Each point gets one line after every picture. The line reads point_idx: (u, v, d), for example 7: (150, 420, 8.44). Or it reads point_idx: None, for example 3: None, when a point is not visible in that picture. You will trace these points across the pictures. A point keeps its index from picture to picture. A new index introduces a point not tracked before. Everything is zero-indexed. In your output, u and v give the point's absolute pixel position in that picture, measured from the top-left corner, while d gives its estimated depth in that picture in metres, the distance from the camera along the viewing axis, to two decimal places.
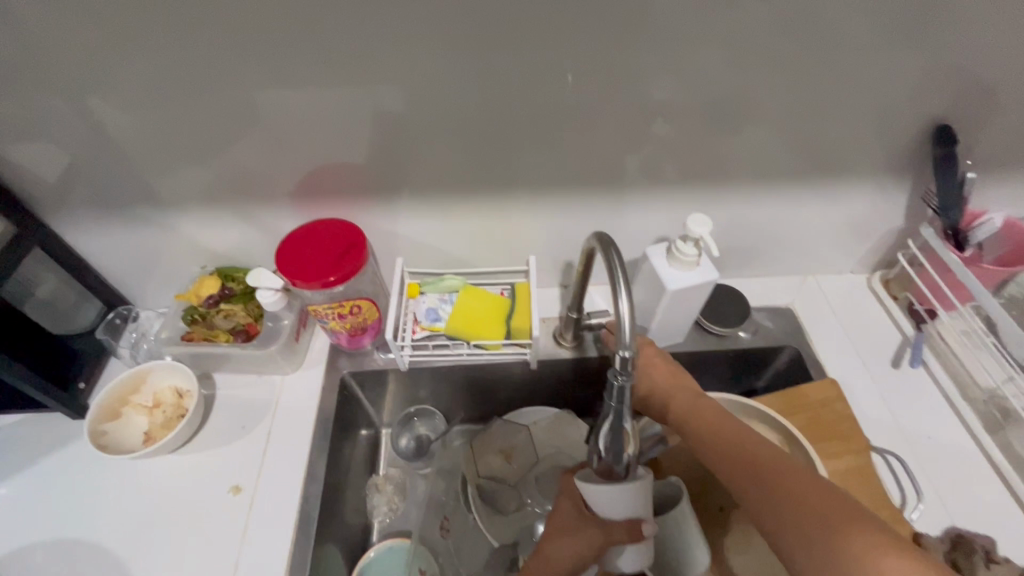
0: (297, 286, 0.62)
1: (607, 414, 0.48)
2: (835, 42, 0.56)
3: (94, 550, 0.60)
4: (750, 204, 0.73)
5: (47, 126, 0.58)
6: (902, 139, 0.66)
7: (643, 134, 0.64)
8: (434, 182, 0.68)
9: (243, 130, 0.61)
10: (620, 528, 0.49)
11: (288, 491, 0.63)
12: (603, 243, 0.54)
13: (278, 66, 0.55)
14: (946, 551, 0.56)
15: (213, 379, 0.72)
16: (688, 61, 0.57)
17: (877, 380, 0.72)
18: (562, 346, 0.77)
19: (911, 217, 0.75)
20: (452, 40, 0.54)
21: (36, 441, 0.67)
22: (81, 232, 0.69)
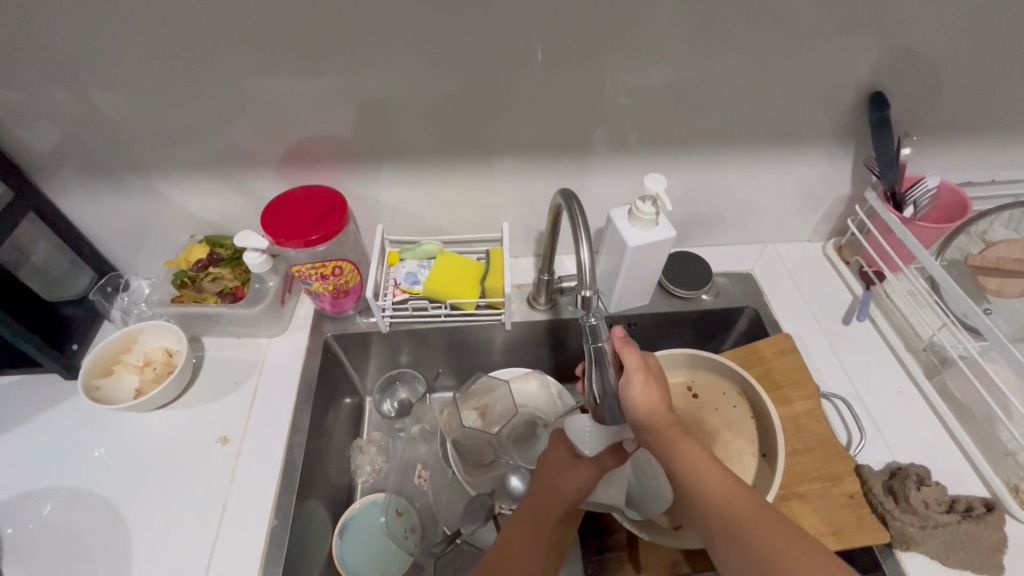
0: (281, 245, 0.66)
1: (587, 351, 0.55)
2: (779, 15, 0.61)
3: (88, 497, 0.63)
4: (708, 173, 0.79)
5: (41, 97, 0.61)
6: (846, 109, 0.71)
7: (607, 104, 0.69)
8: (411, 152, 0.72)
9: (228, 101, 0.64)
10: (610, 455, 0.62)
11: (275, 440, 0.67)
12: (565, 197, 0.59)
13: (260, 37, 0.59)
14: (885, 480, 0.61)
15: (202, 342, 0.76)
16: (644, 33, 0.61)
17: (828, 335, 0.78)
18: (535, 310, 0.82)
19: (857, 184, 0.80)
20: (425, 14, 0.58)
21: (31, 399, 0.70)
22: (74, 201, 0.73)
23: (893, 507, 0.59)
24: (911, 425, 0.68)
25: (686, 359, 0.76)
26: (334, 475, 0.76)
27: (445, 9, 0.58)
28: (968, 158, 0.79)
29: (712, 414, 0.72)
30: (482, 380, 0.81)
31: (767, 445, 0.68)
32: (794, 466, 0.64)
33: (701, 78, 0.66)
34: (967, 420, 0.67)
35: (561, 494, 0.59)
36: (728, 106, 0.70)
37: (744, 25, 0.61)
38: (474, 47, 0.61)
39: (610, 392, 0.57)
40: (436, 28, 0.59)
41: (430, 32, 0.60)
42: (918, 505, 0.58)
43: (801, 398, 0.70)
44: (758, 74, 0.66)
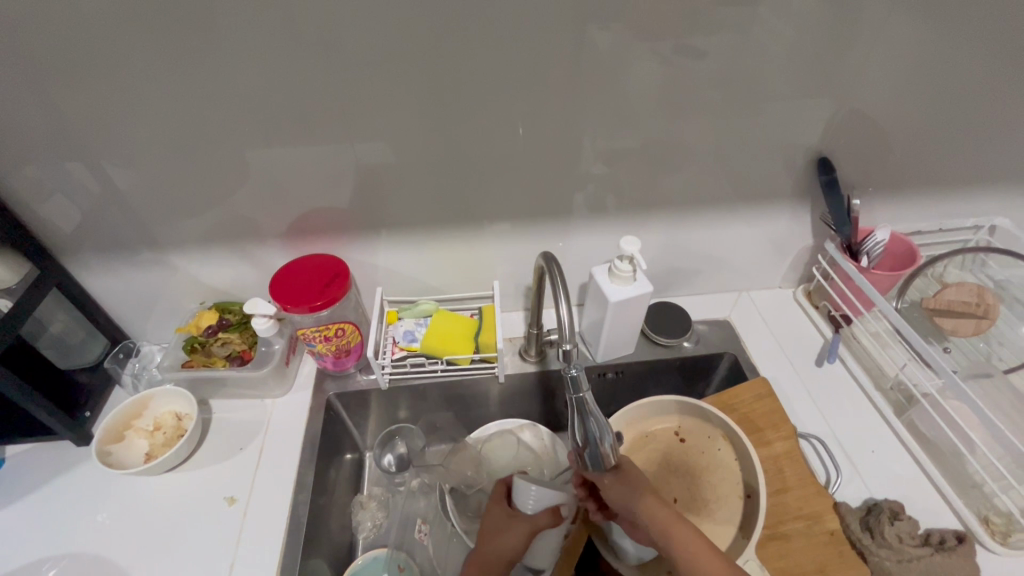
0: (288, 311, 0.71)
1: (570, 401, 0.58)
2: (729, 97, 0.70)
3: (97, 561, 0.65)
4: (681, 230, 0.86)
5: (75, 183, 0.68)
6: (798, 171, 0.79)
7: (583, 174, 0.76)
8: (408, 220, 0.79)
9: (242, 181, 0.71)
10: (544, 514, 0.64)
11: (279, 498, 0.70)
12: (547, 261, 0.64)
13: (273, 128, 0.67)
14: (862, 516, 0.65)
15: (210, 406, 0.79)
16: (612, 114, 0.70)
17: (803, 376, 0.83)
18: (527, 362, 0.87)
19: (818, 235, 0.87)
20: (420, 103, 0.66)
21: (45, 466, 0.73)
22: (93, 274, 0.78)
23: (869, 542, 0.62)
24: (884, 461, 0.72)
25: (672, 406, 0.81)
26: (335, 531, 0.78)
27: (435, 97, 0.66)
28: (915, 209, 0.86)
29: (698, 459, 0.77)
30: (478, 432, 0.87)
31: (750, 486, 0.72)
32: (776, 506, 0.68)
33: (665, 148, 0.74)
34: (934, 454, 0.71)
35: (500, 550, 0.63)
36: (692, 170, 0.77)
37: (699, 102, 0.70)
38: (461, 127, 0.69)
39: (594, 439, 0.59)
40: (428, 112, 0.67)
41: (422, 116, 0.68)
42: (893, 539, 0.61)
43: (780, 439, 0.74)
44: (716, 142, 0.74)
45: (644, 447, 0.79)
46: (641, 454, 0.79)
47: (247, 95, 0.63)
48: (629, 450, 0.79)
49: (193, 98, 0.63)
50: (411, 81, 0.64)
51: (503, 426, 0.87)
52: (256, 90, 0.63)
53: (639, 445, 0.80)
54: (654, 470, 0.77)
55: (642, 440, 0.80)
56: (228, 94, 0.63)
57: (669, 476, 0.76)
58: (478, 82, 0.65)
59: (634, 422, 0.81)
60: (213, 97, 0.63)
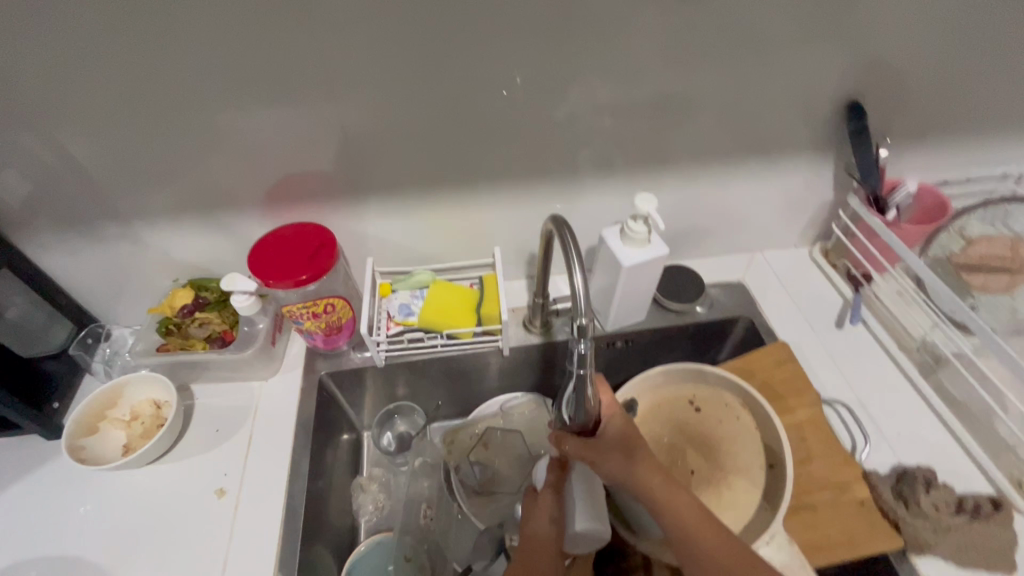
0: (271, 287, 0.64)
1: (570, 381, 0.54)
2: (753, 38, 0.62)
3: (78, 563, 0.60)
4: (695, 186, 0.79)
5: (14, 150, 0.59)
6: (824, 119, 0.73)
7: (592, 127, 0.69)
8: (398, 183, 0.72)
9: (209, 143, 0.63)
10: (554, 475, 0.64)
11: (274, 489, 0.65)
12: (556, 223, 0.58)
13: (241, 81, 0.58)
14: (894, 485, 0.62)
15: (192, 391, 0.73)
16: (624, 59, 0.62)
17: (824, 339, 0.78)
18: (531, 333, 0.81)
19: (840, 190, 0.82)
20: (409, 49, 0.58)
21: (14, 462, 0.67)
22: (49, 252, 0.70)
23: (904, 513, 0.59)
24: (911, 424, 0.69)
25: (686, 374, 0.77)
26: (335, 518, 0.74)
27: (426, 41, 0.58)
28: (942, 159, 0.81)
29: (715, 428, 0.73)
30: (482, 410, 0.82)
31: (773, 456, 0.68)
32: (802, 476, 0.65)
33: (682, 96, 0.67)
34: (965, 417, 0.68)
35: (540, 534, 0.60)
36: (710, 120, 0.70)
37: (723, 41, 0.62)
38: (456, 75, 0.61)
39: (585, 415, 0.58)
40: (418, 58, 0.59)
41: (412, 62, 0.59)
42: (929, 509, 0.59)
43: (803, 407, 0.70)
44: (736, 87, 0.67)
45: (660, 419, 0.75)
46: (654, 424, 0.75)
47: (207, 43, 0.55)
48: (640, 420, 0.76)
49: (144, 46, 0.54)
50: (398, 23, 0.56)
51: (510, 399, 0.82)
52: (217, 35, 0.54)
53: (652, 415, 0.76)
54: (668, 440, 0.73)
55: (656, 411, 0.76)
56: (184, 39, 0.54)
57: (684, 449, 0.73)
58: (475, 23, 0.57)
59: (646, 391, 0.77)
60: (166, 43, 0.54)
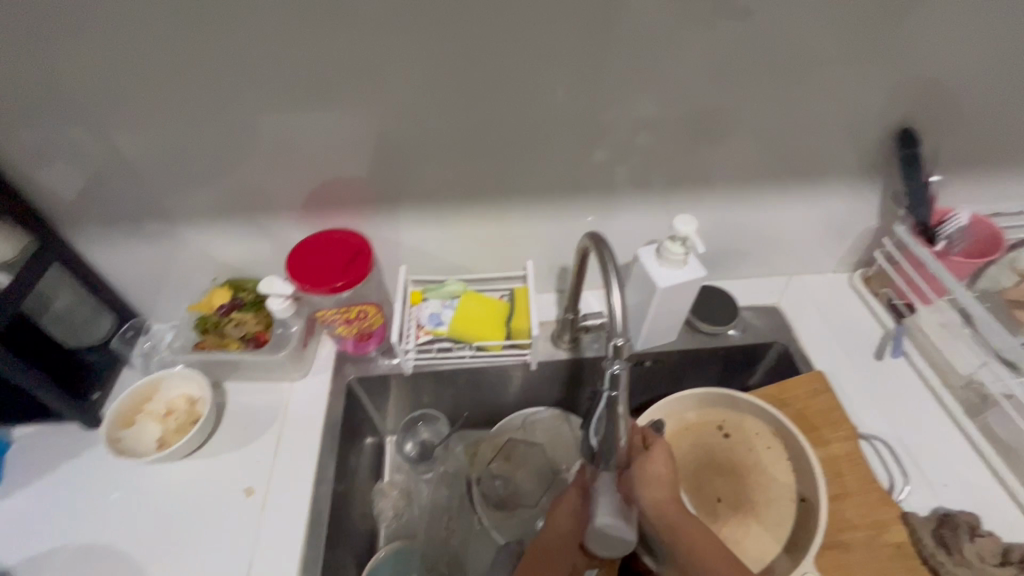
0: (307, 292, 0.66)
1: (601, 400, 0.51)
2: (801, 60, 0.61)
3: (110, 553, 0.61)
4: (733, 207, 0.78)
5: (72, 146, 0.62)
6: (872, 143, 0.71)
7: (631, 145, 0.68)
8: (434, 194, 0.72)
9: (254, 148, 0.65)
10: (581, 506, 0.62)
11: (300, 492, 0.65)
12: (594, 240, 0.57)
13: (290, 90, 0.59)
14: (935, 528, 0.59)
15: (224, 388, 0.75)
16: (668, 78, 0.62)
17: (862, 370, 0.76)
18: (559, 348, 0.80)
19: (885, 217, 0.79)
20: (453, 61, 0.59)
21: (52, 449, 0.69)
22: (96, 246, 0.72)
23: (945, 559, 0.57)
24: (952, 466, 0.66)
25: (716, 399, 0.75)
26: (355, 523, 0.74)
27: (471, 55, 0.58)
28: (996, 189, 0.78)
29: (745, 456, 0.71)
30: (507, 421, 0.81)
31: (805, 489, 0.67)
32: (835, 512, 0.63)
33: (725, 114, 0.66)
34: (1013, 462, 0.66)
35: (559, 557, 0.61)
36: (752, 141, 0.69)
37: (770, 60, 0.61)
38: (498, 89, 0.62)
39: (611, 442, 0.52)
40: (462, 71, 0.60)
41: (455, 76, 0.60)
42: (973, 558, 0.57)
43: (839, 439, 0.68)
44: (781, 107, 0.66)
45: (689, 445, 0.74)
46: (680, 448, 0.74)
47: (260, 52, 0.56)
48: (666, 444, 0.74)
49: (200, 52, 0.56)
50: (444, 36, 0.57)
51: (538, 413, 0.82)
52: (270, 44, 0.56)
53: (682, 437, 0.74)
54: (694, 467, 0.72)
55: (684, 435, 0.74)
56: (237, 46, 0.55)
57: (712, 476, 0.71)
58: (521, 39, 0.58)
59: (672, 414, 0.75)
60: (219, 49, 0.56)
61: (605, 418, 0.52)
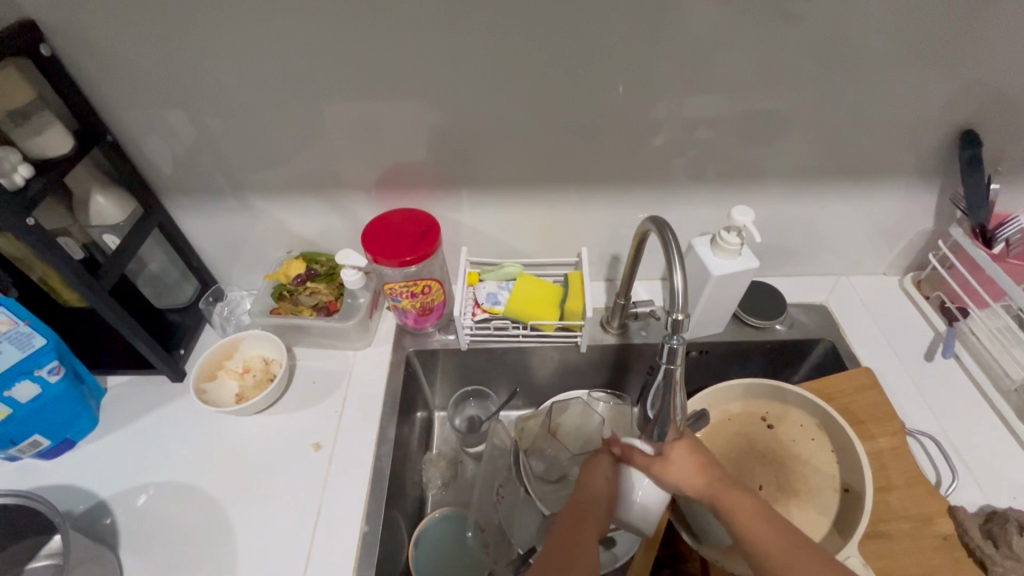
0: (379, 263, 0.70)
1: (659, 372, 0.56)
2: (867, 61, 0.63)
3: (192, 492, 0.67)
4: (787, 204, 0.79)
5: (178, 124, 0.68)
6: (933, 145, 0.71)
7: (691, 138, 0.71)
8: (498, 180, 0.76)
9: (337, 129, 0.70)
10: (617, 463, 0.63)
11: (364, 449, 0.70)
12: (657, 224, 0.60)
13: (377, 77, 0.64)
14: (982, 523, 0.60)
15: (294, 352, 0.80)
16: (733, 75, 0.64)
17: (911, 370, 0.77)
18: (607, 333, 0.83)
19: (941, 219, 0.80)
20: (530, 54, 0.63)
21: (141, 398, 0.75)
22: (189, 216, 0.79)
23: (992, 552, 0.58)
24: (1002, 466, 0.67)
25: (761, 390, 0.77)
26: (409, 486, 0.79)
27: (546, 48, 0.62)
28: None
29: (789, 447, 0.73)
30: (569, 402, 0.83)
31: (849, 480, 0.68)
32: (880, 503, 0.64)
33: (785, 111, 0.68)
34: None
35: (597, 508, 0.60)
36: (811, 139, 0.71)
37: (834, 60, 0.63)
38: (568, 81, 0.65)
39: (667, 412, 0.57)
40: (536, 64, 0.64)
41: (529, 69, 0.64)
42: (1022, 552, 0.57)
43: (886, 434, 0.69)
44: (842, 107, 0.67)
45: (732, 434, 0.76)
46: (724, 435, 0.76)
47: (353, 41, 0.61)
48: (708, 431, 0.76)
49: (300, 40, 0.61)
50: (523, 30, 0.61)
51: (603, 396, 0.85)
52: (362, 33, 0.61)
53: (725, 424, 0.77)
54: (737, 454, 0.74)
55: (728, 423, 0.77)
56: (333, 35, 0.61)
57: (754, 464, 0.73)
58: (594, 33, 0.61)
59: (716, 403, 0.78)
60: (318, 38, 0.61)
61: (662, 388, 0.56)
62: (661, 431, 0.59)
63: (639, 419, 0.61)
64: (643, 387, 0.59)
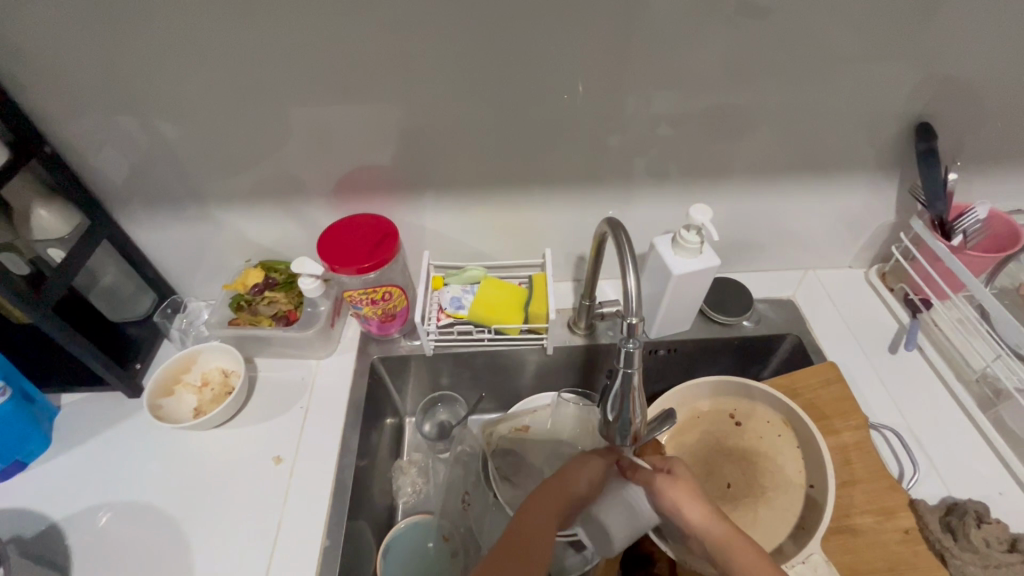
0: (336, 271, 0.69)
1: (617, 377, 0.56)
2: (817, 56, 0.62)
3: (149, 511, 0.65)
4: (750, 200, 0.79)
5: (119, 134, 0.66)
6: (891, 138, 0.71)
7: (649, 136, 0.70)
8: (458, 183, 0.75)
9: (287, 135, 0.68)
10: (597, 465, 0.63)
11: (326, 460, 0.69)
12: (612, 226, 0.59)
13: (325, 81, 0.63)
14: (942, 515, 0.60)
15: (255, 363, 0.79)
16: (686, 72, 0.64)
17: (876, 364, 0.77)
18: (575, 334, 0.83)
19: (902, 212, 0.80)
20: (479, 55, 0.61)
21: (96, 415, 0.73)
22: (141, 227, 0.77)
23: (951, 545, 0.58)
24: (965, 457, 0.67)
25: (728, 388, 0.77)
26: (377, 494, 0.77)
27: (495, 50, 0.61)
28: (1016, 186, 0.78)
29: (756, 443, 0.73)
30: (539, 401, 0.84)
31: (814, 476, 0.68)
32: (843, 498, 0.64)
33: (741, 107, 0.67)
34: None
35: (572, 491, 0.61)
36: (769, 135, 0.70)
37: (786, 56, 0.62)
38: (521, 83, 0.64)
39: (626, 417, 0.57)
40: (486, 65, 0.62)
41: (480, 71, 0.63)
42: (979, 544, 0.57)
43: (849, 429, 0.69)
44: (797, 102, 0.67)
45: (699, 433, 0.76)
46: (691, 434, 0.76)
47: (296, 44, 0.59)
48: (677, 430, 0.76)
49: (241, 47, 0.59)
50: (471, 32, 0.59)
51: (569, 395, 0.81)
52: (305, 38, 0.59)
53: (692, 422, 0.77)
54: (704, 452, 0.74)
55: (696, 422, 0.77)
56: (275, 39, 0.59)
57: (720, 462, 0.73)
58: (542, 32, 0.60)
59: (684, 402, 0.78)
60: (259, 43, 0.59)
61: (620, 394, 0.56)
62: (622, 436, 0.59)
63: (601, 424, 0.61)
64: (602, 391, 0.58)
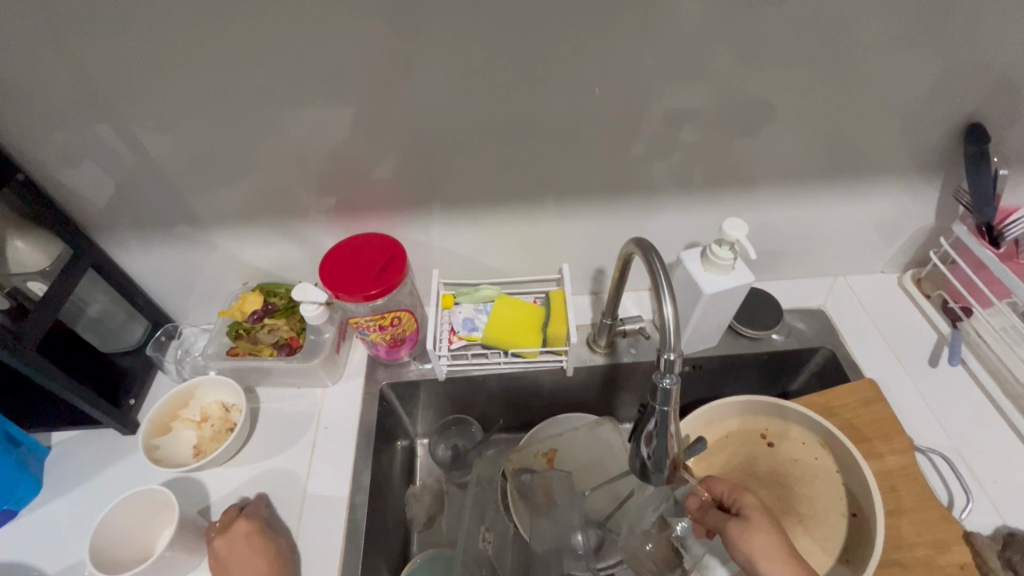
0: (340, 299, 0.64)
1: (652, 415, 0.51)
2: (858, 52, 0.57)
3: None
4: (779, 206, 0.74)
5: (98, 154, 0.61)
6: (934, 139, 0.66)
7: (674, 142, 0.65)
8: (467, 197, 0.70)
9: (282, 152, 0.63)
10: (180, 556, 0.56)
11: (337, 498, 0.65)
12: (642, 247, 0.54)
13: (321, 92, 0.57)
14: (1001, 550, 0.57)
15: (257, 393, 0.74)
16: (715, 73, 0.58)
17: (916, 379, 0.73)
18: (595, 352, 0.78)
19: (943, 215, 0.75)
20: (490, 61, 0.56)
21: (92, 456, 0.69)
22: (129, 252, 0.72)
23: None
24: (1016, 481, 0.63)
25: (760, 407, 0.72)
26: (391, 527, 0.73)
27: (508, 54, 0.56)
28: None
29: (791, 467, 0.69)
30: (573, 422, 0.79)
31: (857, 503, 0.64)
32: (891, 529, 0.60)
33: (774, 108, 0.62)
34: None
35: None
36: (802, 138, 0.65)
37: (825, 52, 0.57)
38: (536, 88, 0.59)
39: (660, 457, 0.53)
40: (499, 71, 0.57)
41: (492, 78, 0.57)
42: None
43: (893, 452, 0.65)
44: (834, 102, 0.62)
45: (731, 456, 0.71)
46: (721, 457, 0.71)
47: (290, 54, 0.54)
48: (706, 454, 0.72)
49: (227, 58, 0.54)
50: (482, 36, 0.54)
51: (578, 418, 0.79)
52: (298, 46, 0.53)
53: (721, 445, 0.72)
54: (735, 476, 0.70)
55: (727, 444, 0.72)
56: (266, 48, 0.53)
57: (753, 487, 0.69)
58: (560, 34, 0.55)
59: (713, 423, 0.73)
60: (248, 53, 0.54)
61: (655, 433, 0.52)
62: (655, 476, 0.54)
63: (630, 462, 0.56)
64: (634, 428, 0.54)
